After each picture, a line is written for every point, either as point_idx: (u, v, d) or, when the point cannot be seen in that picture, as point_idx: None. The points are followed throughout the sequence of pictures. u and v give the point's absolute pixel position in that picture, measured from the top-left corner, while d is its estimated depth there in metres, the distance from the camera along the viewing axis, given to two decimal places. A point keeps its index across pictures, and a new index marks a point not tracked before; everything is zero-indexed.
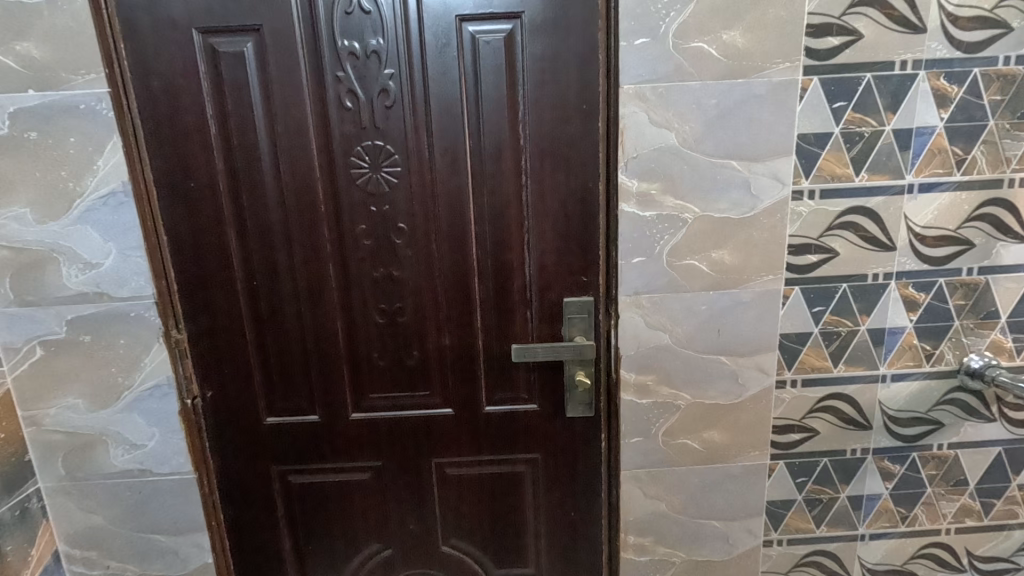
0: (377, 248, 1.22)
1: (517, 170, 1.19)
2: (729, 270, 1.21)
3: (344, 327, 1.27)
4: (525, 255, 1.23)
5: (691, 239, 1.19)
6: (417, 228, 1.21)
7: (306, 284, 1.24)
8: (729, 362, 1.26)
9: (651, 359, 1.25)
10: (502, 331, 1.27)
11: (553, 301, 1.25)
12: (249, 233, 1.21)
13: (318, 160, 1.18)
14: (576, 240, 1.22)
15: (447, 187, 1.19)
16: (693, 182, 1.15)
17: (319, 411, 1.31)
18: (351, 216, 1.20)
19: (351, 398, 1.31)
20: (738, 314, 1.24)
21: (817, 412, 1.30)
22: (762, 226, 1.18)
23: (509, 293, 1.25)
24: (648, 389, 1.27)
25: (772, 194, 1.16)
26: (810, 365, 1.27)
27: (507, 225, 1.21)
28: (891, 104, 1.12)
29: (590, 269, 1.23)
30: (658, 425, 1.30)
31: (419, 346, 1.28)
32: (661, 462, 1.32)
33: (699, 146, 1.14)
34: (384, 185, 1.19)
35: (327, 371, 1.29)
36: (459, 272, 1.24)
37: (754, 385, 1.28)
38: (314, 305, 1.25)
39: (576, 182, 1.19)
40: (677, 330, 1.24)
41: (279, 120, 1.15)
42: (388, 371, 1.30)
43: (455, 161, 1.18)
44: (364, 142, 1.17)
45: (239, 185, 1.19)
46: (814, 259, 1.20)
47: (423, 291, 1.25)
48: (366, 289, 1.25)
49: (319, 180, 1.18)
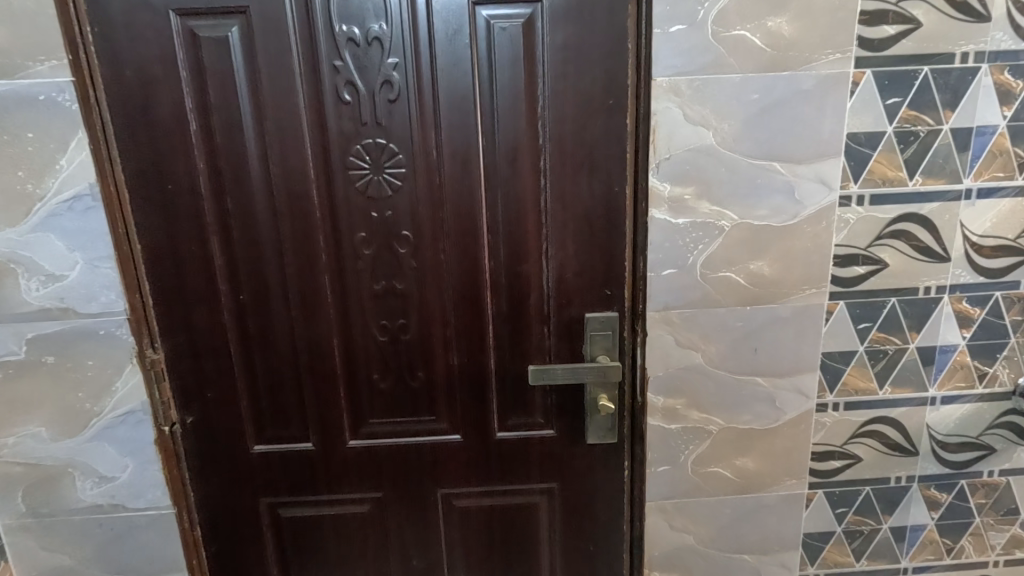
0: (379, 258, 1.10)
1: (534, 173, 1.07)
2: (767, 283, 1.09)
3: (341, 345, 1.14)
4: (543, 266, 1.11)
5: (728, 249, 1.07)
6: (424, 237, 1.09)
7: (298, 298, 1.11)
8: (766, 384, 1.15)
9: (681, 380, 1.14)
10: (517, 349, 1.15)
11: (572, 316, 1.14)
12: (234, 241, 1.08)
13: (312, 160, 1.05)
14: (599, 250, 1.10)
15: (457, 191, 1.07)
16: (730, 186, 1.04)
17: (313, 438, 1.19)
18: (349, 223, 1.07)
19: (349, 423, 1.18)
20: (778, 332, 1.12)
21: (860, 437, 1.19)
22: (805, 235, 1.07)
23: (525, 308, 1.13)
24: (677, 413, 1.16)
25: (817, 200, 1.05)
26: (853, 386, 1.16)
27: (523, 234, 1.09)
28: (951, 100, 1.01)
29: (614, 282, 1.12)
30: (688, 453, 1.18)
31: (425, 366, 1.15)
32: (690, 492, 1.21)
33: (738, 146, 1.02)
34: (387, 188, 1.06)
35: (322, 394, 1.16)
36: (470, 286, 1.12)
37: (793, 409, 1.17)
38: (307, 321, 1.12)
39: (600, 186, 1.07)
40: (710, 349, 1.12)
41: (268, 115, 1.02)
42: (390, 395, 1.17)
43: (466, 162, 1.06)
44: (364, 140, 1.04)
45: (222, 187, 1.05)
46: (861, 271, 1.09)
47: (431, 305, 1.13)
48: (366, 304, 1.12)
49: (313, 182, 1.05)
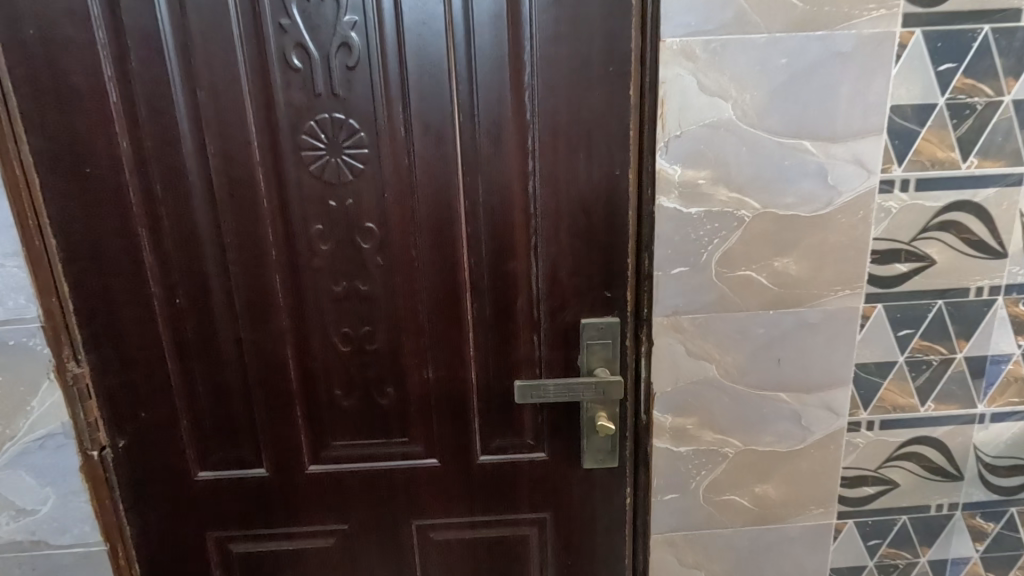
0: (339, 255, 0.93)
1: (521, 154, 0.91)
2: (794, 283, 0.93)
3: (296, 356, 0.98)
4: (531, 264, 0.95)
5: (748, 244, 0.91)
6: (391, 230, 0.93)
7: (245, 301, 0.95)
8: (791, 400, 0.99)
9: (693, 396, 0.98)
10: (502, 360, 0.99)
11: (566, 322, 0.98)
12: (167, 234, 0.91)
13: (257, 140, 0.88)
14: (597, 245, 0.94)
15: (429, 175, 0.91)
16: (753, 169, 0.88)
17: (266, 464, 1.02)
18: (303, 213, 0.91)
19: (308, 446, 1.02)
20: (805, 340, 0.96)
21: (897, 460, 1.04)
22: (839, 227, 0.91)
23: (510, 312, 0.97)
24: (687, 434, 1.00)
25: (854, 185, 0.89)
26: (891, 402, 1.00)
27: (508, 226, 0.93)
28: (1014, 66, 0.85)
29: (615, 282, 0.96)
30: (699, 479, 1.03)
31: (395, 381, 0.99)
32: (702, 523, 1.05)
33: (762, 122, 0.86)
34: (347, 173, 0.90)
35: (276, 414, 1.00)
36: (447, 288, 0.96)
37: (821, 428, 1.01)
38: (257, 329, 0.96)
39: (598, 169, 0.91)
40: (727, 361, 0.96)
41: (202, 84, 0.86)
42: (356, 414, 1.01)
43: (440, 142, 0.90)
44: (318, 114, 0.88)
45: (150, 170, 0.89)
46: (903, 269, 0.94)
47: (401, 311, 0.96)
48: (324, 309, 0.96)
49: (259, 165, 0.89)
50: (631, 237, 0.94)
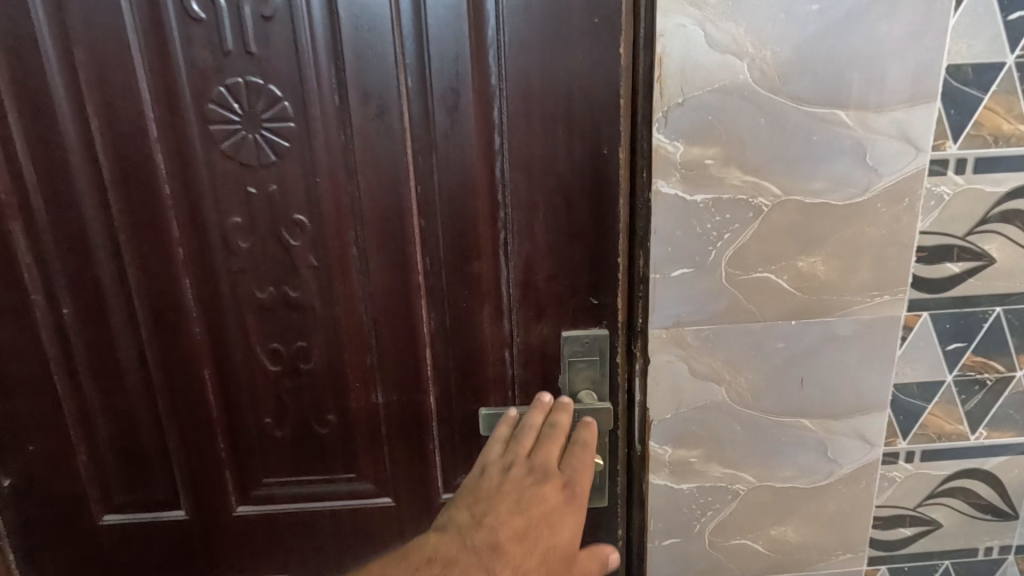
0: (262, 255, 0.76)
1: (486, 128, 0.73)
2: (822, 288, 0.76)
3: (215, 378, 0.80)
4: (500, 265, 0.78)
5: (767, 240, 0.74)
6: (326, 224, 0.75)
7: (149, 312, 0.77)
8: (816, 428, 0.82)
9: (698, 424, 0.81)
10: (467, 380, 0.82)
11: (544, 334, 0.81)
12: (48, 230, 0.74)
13: (154, 110, 0.71)
14: (581, 241, 0.77)
15: (371, 155, 0.73)
16: (773, 146, 0.71)
17: (185, 505, 0.85)
18: (216, 202, 0.74)
19: (234, 485, 0.85)
20: (834, 356, 0.79)
21: (941, 497, 0.87)
22: (878, 218, 0.74)
23: (475, 323, 0.80)
24: (690, 468, 0.83)
25: (897, 166, 0.72)
26: (935, 429, 0.83)
27: (471, 218, 0.76)
28: None
29: (602, 286, 0.79)
30: (705, 520, 0.86)
31: (337, 406, 0.82)
32: (708, 571, 0.88)
33: (786, 86, 0.69)
34: (269, 152, 0.72)
35: (193, 446, 0.83)
36: (397, 294, 0.78)
37: (851, 460, 0.84)
38: (166, 345, 0.79)
39: (581, 147, 0.74)
40: (739, 381, 0.79)
41: (82, 37, 0.68)
42: (291, 446, 0.84)
43: (384, 112, 0.72)
44: (228, 77, 0.70)
45: (22, 149, 0.71)
46: (955, 270, 0.76)
47: (342, 323, 0.79)
48: (247, 321, 0.78)
49: (159, 142, 0.72)
50: (622, 231, 0.77)
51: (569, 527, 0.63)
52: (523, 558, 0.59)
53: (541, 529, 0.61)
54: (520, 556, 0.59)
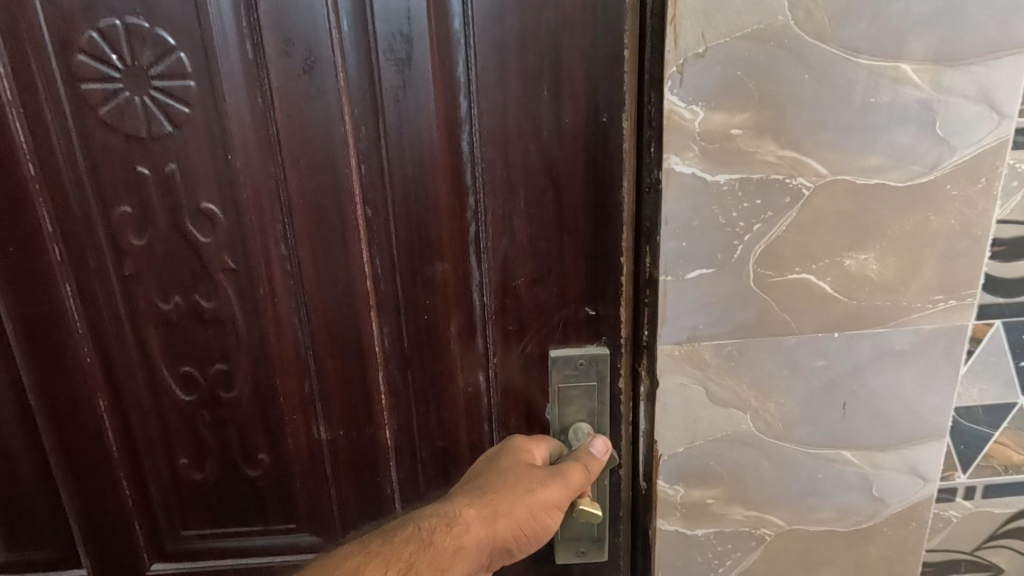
0: (160, 257, 0.60)
1: (448, 88, 0.56)
2: (874, 291, 0.61)
3: (112, 409, 0.65)
4: (472, 266, 0.62)
5: (807, 233, 0.59)
6: (243, 215, 0.59)
7: (23, 327, 0.62)
8: (860, 463, 0.67)
9: (715, 459, 0.66)
10: (431, 409, 0.66)
11: (528, 351, 0.65)
12: None
13: (7, 62, 0.55)
14: (572, 235, 0.61)
15: (299, 124, 0.57)
16: (820, 110, 0.55)
17: (89, 563, 0.71)
18: (98, 189, 0.58)
19: (145, 538, 0.70)
20: (884, 375, 0.64)
21: (1002, 538, 0.73)
22: (946, 204, 0.58)
23: (440, 339, 0.64)
24: (706, 511, 0.68)
25: (974, 137, 0.56)
26: (1002, 460, 0.69)
27: (430, 206, 0.59)
28: None
29: (600, 294, 0.63)
30: (722, 570, 0.71)
31: (270, 442, 0.67)
32: None
33: (838, 30, 0.53)
34: (162, 120, 0.56)
35: (93, 493, 0.68)
36: (339, 305, 0.62)
37: (900, 499, 0.69)
38: (47, 368, 0.64)
39: (574, 115, 0.57)
40: (767, 407, 0.64)
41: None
42: (214, 494, 0.69)
43: (313, 67, 0.55)
44: (101, 18, 0.53)
45: None
46: None
47: (270, 340, 0.63)
48: (149, 339, 0.63)
49: (17, 107, 0.56)
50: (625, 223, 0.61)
51: (522, 445, 0.62)
52: (481, 480, 0.58)
53: (488, 464, 0.61)
54: (470, 484, 0.59)
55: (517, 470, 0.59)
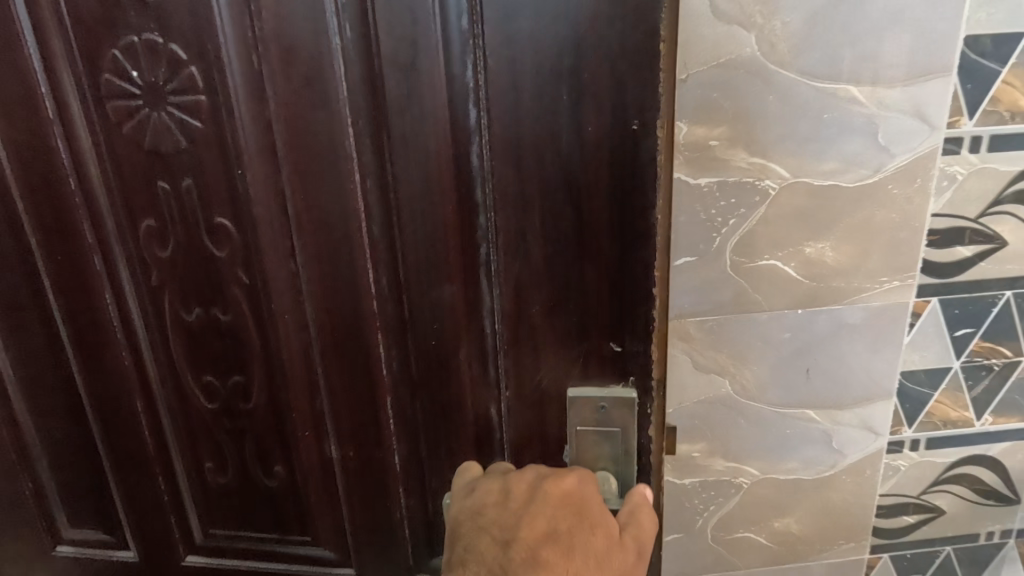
0: (180, 267, 0.60)
1: (453, 90, 0.48)
2: (830, 274, 0.73)
3: (147, 411, 0.67)
4: (482, 295, 0.53)
5: (774, 225, 0.70)
6: (250, 225, 0.57)
7: (70, 329, 0.65)
8: (821, 420, 0.80)
9: (700, 419, 0.79)
10: (437, 443, 0.60)
11: (540, 390, 0.55)
12: None
13: (43, 72, 0.55)
14: (596, 262, 0.49)
15: (306, 134, 0.52)
16: (783, 125, 0.66)
17: (134, 552, 0.75)
18: (123, 197, 0.58)
19: (179, 531, 0.73)
20: (841, 345, 0.76)
21: (945, 484, 0.85)
22: (889, 201, 0.70)
23: (448, 366, 0.56)
24: (692, 463, 0.81)
25: (911, 145, 0.68)
26: (941, 417, 0.81)
27: (434, 219, 0.52)
28: None
29: (628, 329, 0.51)
30: (707, 514, 0.84)
31: (284, 456, 0.67)
32: (711, 566, 0.87)
33: (797, 58, 0.64)
34: (179, 136, 0.55)
35: (134, 485, 0.71)
36: (345, 328, 0.59)
37: (856, 451, 0.82)
38: (92, 368, 0.66)
39: (597, 118, 0.45)
40: (743, 374, 0.76)
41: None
42: (236, 497, 0.70)
43: (316, 78, 0.51)
44: (122, 36, 0.52)
45: None
46: (966, 253, 0.73)
47: (282, 354, 0.61)
48: (173, 349, 0.64)
49: (58, 123, 0.57)
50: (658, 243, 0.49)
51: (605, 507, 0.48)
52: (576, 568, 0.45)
53: (578, 526, 0.46)
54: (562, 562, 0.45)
55: (619, 556, 0.46)
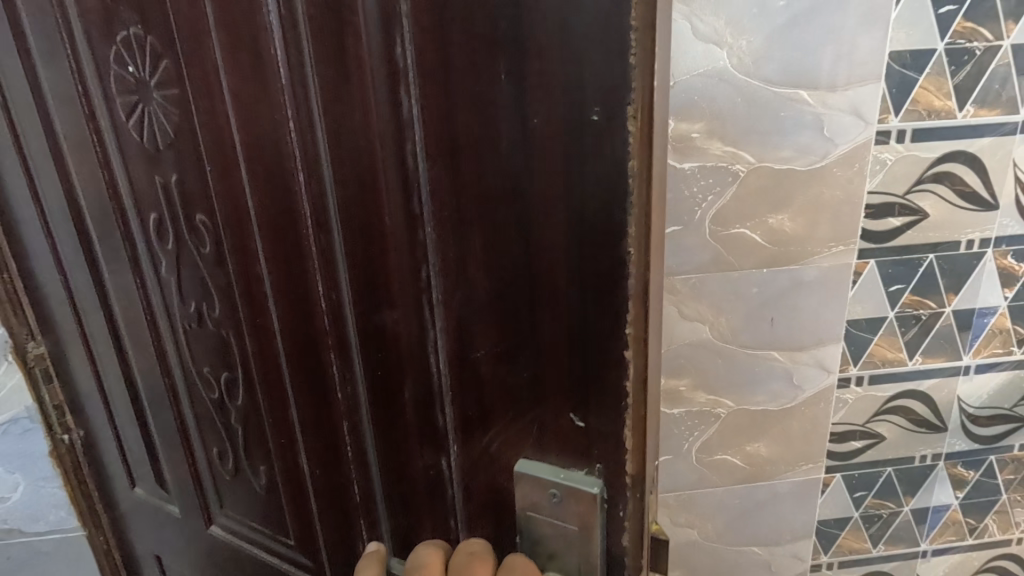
0: (183, 267, 0.72)
1: (385, 97, 0.44)
2: (789, 240, 0.91)
3: (169, 388, 0.82)
4: (430, 324, 0.50)
5: (742, 201, 0.89)
6: (222, 229, 0.64)
7: (116, 306, 0.81)
8: (782, 359, 0.99)
9: (684, 358, 0.98)
10: (393, 476, 0.59)
11: (488, 441, 0.51)
12: (57, 212, 0.80)
13: (79, 84, 0.68)
14: (552, 312, 0.44)
15: (268, 153, 0.55)
16: (749, 122, 0.85)
17: (176, 507, 0.90)
18: (138, 196, 0.71)
19: (201, 502, 0.87)
20: (798, 298, 0.95)
21: (885, 414, 1.04)
22: (834, 181, 0.89)
23: (399, 397, 0.55)
24: (679, 395, 1.00)
25: (851, 136, 0.86)
26: (880, 357, 1.00)
27: (378, 235, 0.50)
28: (1015, 7, 0.81)
29: (592, 401, 0.45)
30: (692, 440, 1.04)
31: (266, 461, 0.76)
32: (693, 484, 1.07)
33: (758, 70, 0.82)
34: (166, 133, 0.65)
35: (163, 437, 0.87)
36: (309, 340, 0.61)
37: (813, 386, 1.01)
38: (133, 333, 0.81)
39: (547, 115, 0.39)
40: (720, 322, 0.95)
41: (54, 17, 0.66)
42: (237, 479, 0.82)
43: (265, 96, 0.52)
44: (118, 33, 0.62)
45: (32, 137, 0.77)
46: (897, 223, 0.92)
47: (250, 354, 0.70)
48: (179, 330, 0.77)
49: (91, 124, 0.70)
50: (629, 303, 0.41)
51: None
52: None
53: None
54: None
55: None
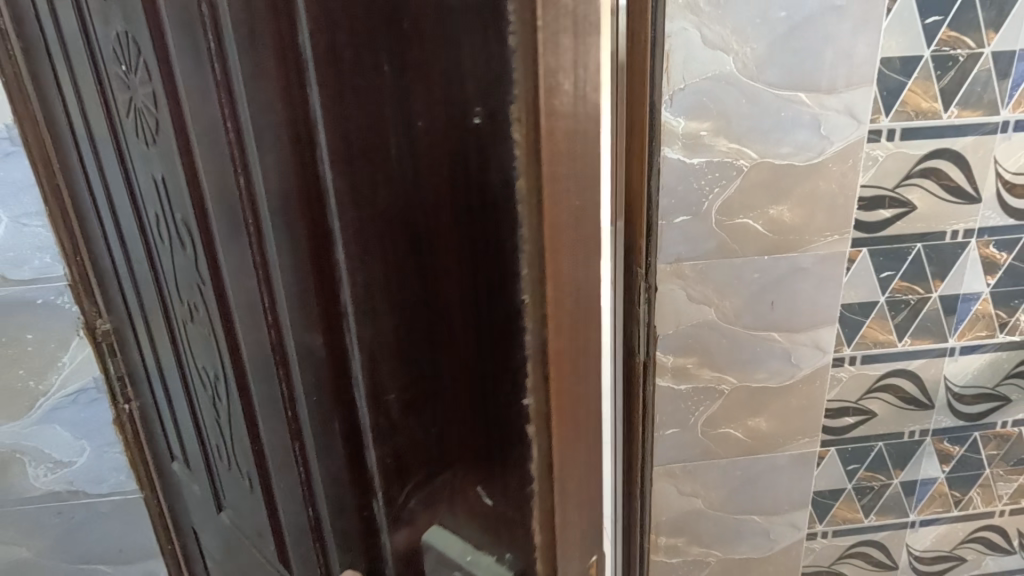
0: (175, 269, 0.72)
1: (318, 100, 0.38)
2: (787, 230, 1.00)
3: (183, 379, 0.86)
4: (349, 346, 0.46)
5: (745, 193, 0.98)
6: (193, 237, 0.62)
7: (145, 296, 0.87)
8: (781, 339, 1.07)
9: (691, 338, 1.06)
10: (335, 522, 0.53)
11: (408, 487, 0.47)
12: (102, 204, 0.85)
13: (99, 82, 0.70)
14: (455, 352, 0.40)
15: (213, 158, 0.49)
16: (752, 120, 0.93)
17: (200, 487, 0.98)
18: (142, 195, 0.72)
19: (213, 488, 0.93)
20: (796, 283, 1.04)
21: (876, 392, 1.13)
22: (829, 175, 0.97)
23: (336, 436, 0.49)
24: (686, 372, 1.09)
25: (845, 134, 0.95)
26: (872, 339, 1.09)
27: (307, 257, 0.44)
28: (995, 19, 0.90)
29: (495, 457, 0.40)
30: (697, 414, 1.12)
31: (245, 473, 0.74)
32: (698, 456, 1.16)
33: (760, 74, 0.91)
34: (150, 134, 0.63)
35: (183, 420, 0.94)
36: (258, 366, 0.57)
37: (809, 364, 1.10)
38: (158, 322, 0.87)
39: (430, 129, 0.35)
40: (724, 305, 1.04)
41: (75, 16, 0.68)
42: (230, 478, 0.84)
43: (205, 98, 0.47)
44: (112, 27, 0.61)
45: (80, 134, 0.82)
46: (887, 214, 1.01)
47: (224, 364, 0.68)
48: (182, 329, 0.79)
49: (110, 123, 0.72)
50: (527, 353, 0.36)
51: None
52: None
53: None
54: None
55: None
